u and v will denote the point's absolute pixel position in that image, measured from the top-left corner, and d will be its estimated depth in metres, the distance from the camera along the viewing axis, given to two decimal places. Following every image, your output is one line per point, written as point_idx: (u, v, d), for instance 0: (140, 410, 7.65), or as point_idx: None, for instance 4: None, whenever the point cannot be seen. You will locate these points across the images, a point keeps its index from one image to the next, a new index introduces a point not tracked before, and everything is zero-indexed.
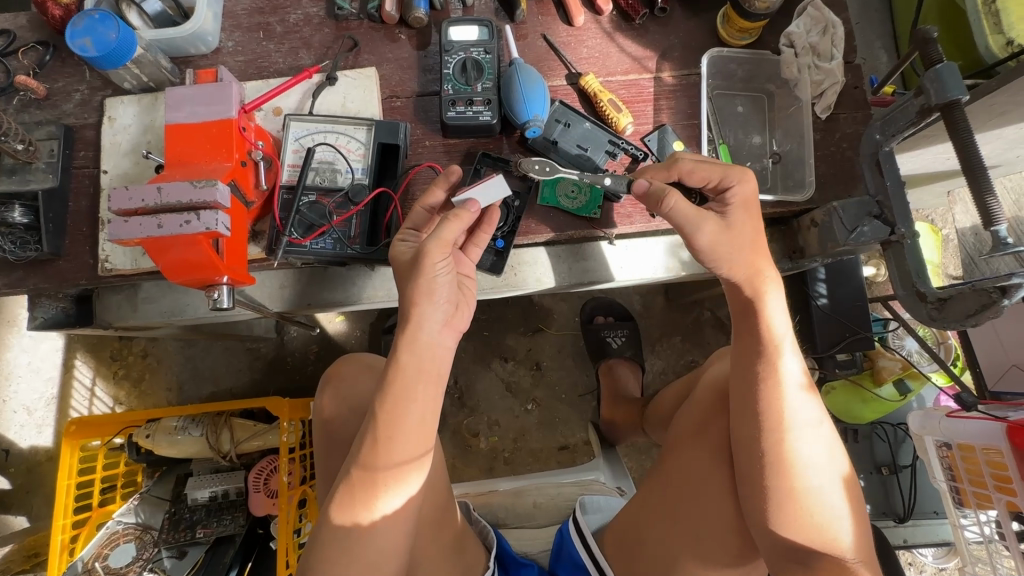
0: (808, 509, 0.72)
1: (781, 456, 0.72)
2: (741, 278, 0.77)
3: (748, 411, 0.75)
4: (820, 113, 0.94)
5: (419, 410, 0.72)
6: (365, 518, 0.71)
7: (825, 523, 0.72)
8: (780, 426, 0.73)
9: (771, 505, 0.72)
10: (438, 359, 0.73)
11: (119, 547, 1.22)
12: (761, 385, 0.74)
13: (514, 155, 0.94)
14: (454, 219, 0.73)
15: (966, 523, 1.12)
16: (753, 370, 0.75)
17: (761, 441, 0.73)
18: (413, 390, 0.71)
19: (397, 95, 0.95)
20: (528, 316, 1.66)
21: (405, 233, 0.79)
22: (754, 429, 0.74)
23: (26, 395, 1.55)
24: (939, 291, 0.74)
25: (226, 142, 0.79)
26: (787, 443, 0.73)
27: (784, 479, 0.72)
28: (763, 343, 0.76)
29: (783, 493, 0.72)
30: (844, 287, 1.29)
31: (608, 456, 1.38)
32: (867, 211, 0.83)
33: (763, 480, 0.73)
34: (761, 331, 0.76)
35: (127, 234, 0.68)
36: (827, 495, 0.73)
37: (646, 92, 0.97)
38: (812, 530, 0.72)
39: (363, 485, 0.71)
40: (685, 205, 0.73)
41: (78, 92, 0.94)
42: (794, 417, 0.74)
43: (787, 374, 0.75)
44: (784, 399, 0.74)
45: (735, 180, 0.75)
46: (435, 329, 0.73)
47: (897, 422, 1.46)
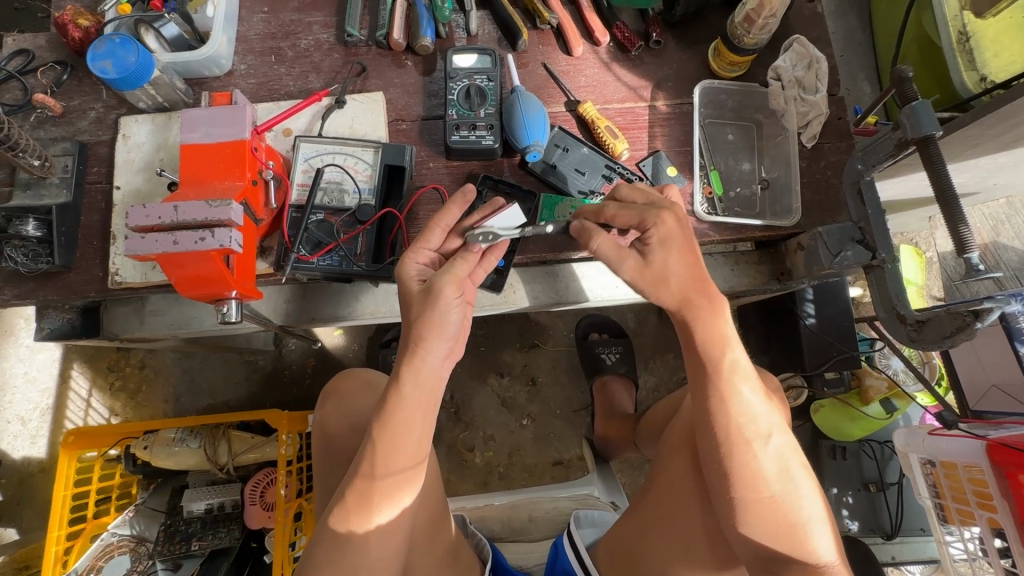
0: (777, 519, 0.72)
1: (742, 470, 0.72)
2: (677, 301, 0.77)
3: (705, 427, 0.75)
4: (807, 142, 0.99)
5: (416, 430, 0.74)
6: (360, 528, 0.72)
7: (797, 531, 0.72)
8: (733, 438, 0.73)
9: (740, 516, 0.73)
10: (434, 385, 0.75)
11: (113, 560, 1.21)
12: (713, 400, 0.74)
13: (515, 177, 0.98)
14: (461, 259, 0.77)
15: (951, 540, 1.15)
16: (706, 387, 0.75)
17: (720, 455, 0.73)
18: (408, 414, 0.73)
19: (403, 118, 0.99)
20: (524, 332, 1.69)
21: (420, 252, 0.81)
22: (711, 443, 0.74)
23: (21, 406, 1.55)
24: (917, 313, 0.78)
25: (239, 162, 0.82)
26: (746, 455, 0.73)
27: (747, 490, 0.72)
28: (713, 358, 0.75)
29: (747, 505, 0.72)
30: (830, 308, 1.35)
31: (603, 471, 1.40)
32: (849, 237, 0.87)
33: (728, 493, 0.73)
34: (706, 348, 0.75)
35: (143, 250, 0.71)
36: (798, 503, 0.73)
37: (642, 120, 1.01)
38: (785, 540, 0.72)
39: (360, 499, 0.72)
40: (606, 246, 0.79)
41: (93, 110, 0.97)
42: (750, 428, 0.73)
43: (741, 385, 0.74)
44: (738, 411, 0.73)
45: (654, 223, 0.77)
46: (438, 359, 0.75)
47: (884, 440, 1.49)
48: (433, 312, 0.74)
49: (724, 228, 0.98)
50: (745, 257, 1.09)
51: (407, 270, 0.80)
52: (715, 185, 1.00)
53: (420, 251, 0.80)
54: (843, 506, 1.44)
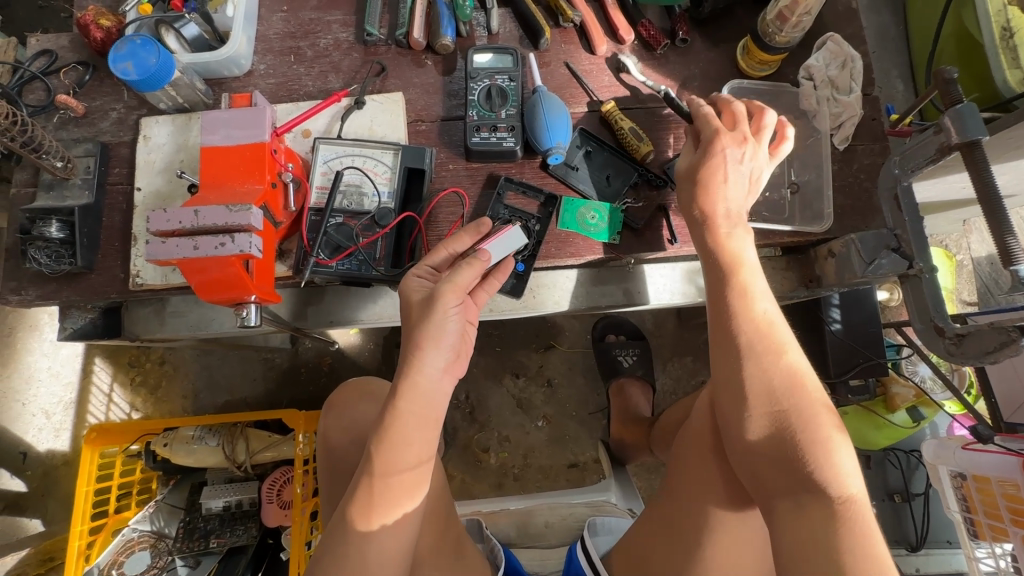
0: (786, 438, 0.67)
1: (796, 457, 0.66)
2: (699, 210, 0.78)
3: (747, 408, 0.70)
4: (839, 144, 0.96)
5: (414, 437, 0.71)
6: (365, 527, 0.71)
7: (810, 454, 0.65)
8: (745, 352, 0.70)
9: (743, 437, 0.70)
10: (429, 394, 0.72)
11: (134, 555, 1.23)
12: (749, 371, 0.70)
13: (536, 179, 0.96)
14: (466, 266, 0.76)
15: (981, 555, 1.11)
16: (745, 356, 0.70)
17: (726, 371, 0.71)
18: (405, 422, 0.70)
19: (422, 119, 0.98)
20: (541, 332, 1.67)
21: (421, 268, 0.79)
22: (720, 362, 0.73)
23: (45, 399, 1.58)
24: (957, 326, 0.75)
25: (258, 164, 0.81)
26: (758, 371, 0.69)
27: (751, 406, 0.69)
28: (752, 325, 0.71)
29: (752, 421, 0.69)
30: (856, 314, 1.31)
31: (620, 476, 1.38)
32: (884, 244, 0.84)
33: (733, 412, 0.70)
34: (721, 251, 0.76)
35: (163, 255, 0.70)
36: (810, 422, 0.67)
37: (667, 120, 0.98)
38: (797, 466, 0.66)
39: (361, 500, 0.71)
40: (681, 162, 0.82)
41: (114, 111, 0.97)
42: (795, 403, 0.68)
43: (784, 355, 0.70)
44: (781, 383, 0.68)
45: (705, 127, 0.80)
46: (429, 370, 0.71)
47: (910, 449, 1.44)
48: (433, 321, 0.72)
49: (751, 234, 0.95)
50: (771, 263, 1.06)
51: (408, 281, 0.79)
52: None
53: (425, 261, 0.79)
54: None
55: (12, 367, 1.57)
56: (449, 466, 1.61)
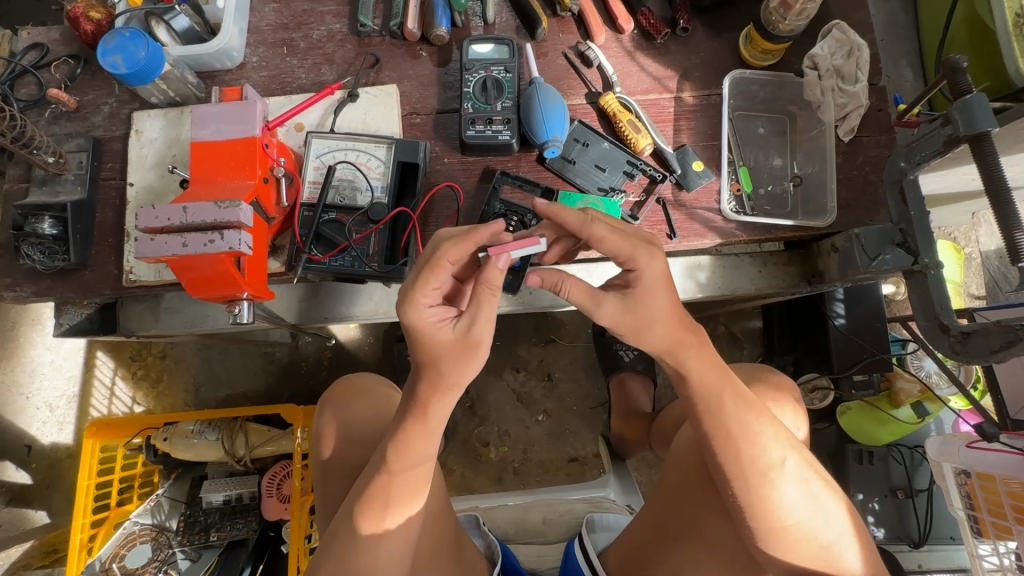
0: (799, 544, 0.70)
1: (760, 505, 0.69)
2: (662, 348, 0.72)
3: (713, 464, 0.72)
4: (843, 136, 0.93)
5: (429, 446, 0.71)
6: (370, 530, 0.71)
7: (822, 546, 0.70)
8: (748, 475, 0.70)
9: (763, 545, 0.71)
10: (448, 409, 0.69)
11: (136, 548, 1.23)
12: (734, 476, 0.70)
13: (533, 173, 0.94)
14: (486, 290, 0.68)
15: (984, 553, 1.08)
16: (704, 420, 0.72)
17: (734, 492, 0.71)
18: (420, 434, 0.69)
19: (417, 112, 0.96)
20: (542, 326, 1.66)
21: (427, 295, 0.67)
22: (723, 482, 0.71)
23: (49, 393, 1.59)
24: (963, 324, 0.73)
25: (249, 159, 0.80)
26: (766, 492, 0.69)
27: (765, 521, 0.70)
28: (706, 396, 0.72)
29: (767, 534, 0.70)
30: (861, 308, 1.29)
31: (620, 471, 1.38)
32: (888, 239, 0.82)
33: (748, 528, 0.71)
34: (703, 388, 0.72)
35: (152, 252, 0.70)
36: (817, 526, 0.70)
37: (667, 112, 0.96)
38: (815, 561, 0.70)
39: (377, 498, 0.71)
40: (578, 293, 0.71)
41: (107, 105, 0.96)
42: (760, 457, 0.70)
43: (744, 417, 0.71)
44: (746, 440, 0.70)
45: (644, 264, 0.70)
46: (450, 388, 0.68)
47: (914, 445, 1.42)
48: (469, 365, 0.67)
49: (752, 228, 0.93)
50: (773, 258, 1.04)
51: (422, 317, 0.67)
52: (744, 182, 0.95)
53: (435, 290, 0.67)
54: (868, 512, 1.39)
55: (16, 360, 1.58)
56: (449, 460, 1.61)
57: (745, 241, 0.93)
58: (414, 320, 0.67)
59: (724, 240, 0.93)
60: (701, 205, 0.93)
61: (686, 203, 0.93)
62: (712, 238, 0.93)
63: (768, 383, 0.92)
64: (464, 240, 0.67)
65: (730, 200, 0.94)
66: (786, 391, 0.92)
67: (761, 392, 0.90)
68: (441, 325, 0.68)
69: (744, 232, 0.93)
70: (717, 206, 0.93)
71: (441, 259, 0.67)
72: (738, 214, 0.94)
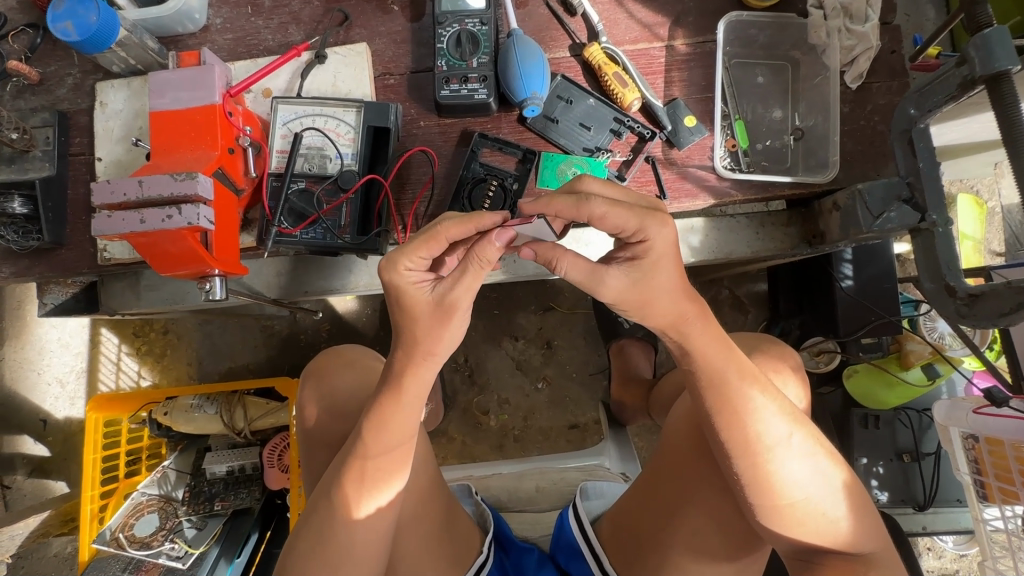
0: (802, 521, 0.68)
1: (762, 481, 0.67)
2: (664, 324, 0.66)
3: (715, 441, 0.69)
4: (850, 83, 0.85)
5: (405, 420, 0.69)
6: (357, 512, 0.71)
7: (828, 523, 0.67)
8: (751, 452, 0.67)
9: (765, 520, 0.69)
10: (423, 380, 0.68)
11: (144, 518, 1.26)
12: (735, 453, 0.67)
13: (513, 135, 0.89)
14: (477, 263, 0.61)
15: (990, 517, 1.07)
16: (706, 397, 0.68)
17: (735, 468, 0.68)
18: (402, 411, 0.68)
19: (390, 72, 0.90)
20: (539, 294, 1.63)
21: (417, 262, 0.62)
22: (723, 457, 0.69)
23: (59, 368, 1.60)
24: (970, 286, 0.67)
25: (209, 129, 0.77)
26: (768, 469, 0.67)
27: (767, 497, 0.67)
28: (712, 372, 0.67)
29: (769, 510, 0.68)
30: (870, 268, 1.23)
31: (617, 437, 1.37)
32: (895, 195, 0.76)
33: (749, 504, 0.69)
34: (704, 362, 0.68)
35: (110, 230, 0.68)
36: (824, 502, 0.67)
37: (657, 63, 0.89)
38: (819, 536, 0.68)
39: (356, 474, 0.71)
40: (576, 273, 0.63)
41: (70, 76, 0.93)
42: (766, 435, 0.66)
43: (750, 394, 0.67)
44: (751, 417, 0.67)
45: (654, 233, 0.60)
46: (427, 358, 0.66)
47: (922, 409, 1.38)
48: (443, 330, 0.64)
49: (748, 186, 0.87)
50: (771, 219, 0.98)
51: (403, 279, 0.63)
52: (740, 138, 0.90)
53: (424, 259, 0.61)
54: (872, 476, 1.36)
55: (24, 339, 1.60)
56: (449, 429, 1.61)
57: (740, 201, 0.87)
58: (395, 279, 0.63)
59: (718, 200, 0.88)
60: (694, 162, 0.87)
61: (677, 160, 0.88)
62: (705, 199, 0.87)
63: (768, 353, 0.87)
64: (466, 221, 0.61)
65: (723, 156, 0.89)
66: (788, 360, 0.87)
67: (763, 363, 0.85)
68: (422, 287, 0.64)
69: (739, 190, 0.87)
70: (710, 164, 0.87)
71: (438, 234, 0.61)
72: (732, 171, 0.88)
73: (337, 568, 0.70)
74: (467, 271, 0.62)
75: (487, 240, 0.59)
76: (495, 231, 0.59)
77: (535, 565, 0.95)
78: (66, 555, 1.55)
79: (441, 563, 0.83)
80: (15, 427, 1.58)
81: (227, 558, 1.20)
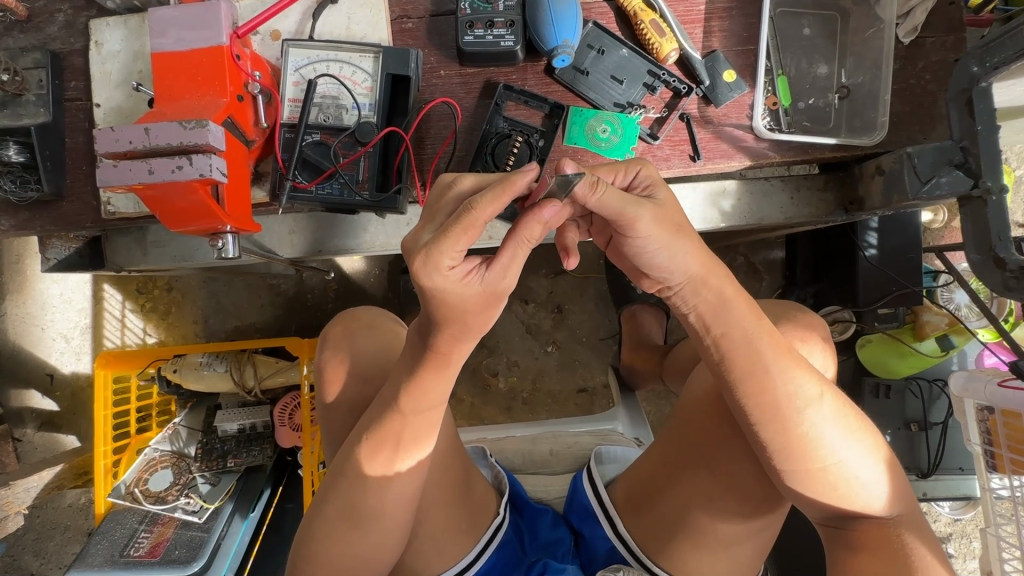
0: (833, 486, 0.66)
1: (796, 444, 0.65)
2: (689, 288, 0.65)
3: (745, 407, 0.66)
4: (903, 38, 0.80)
5: (429, 387, 0.67)
6: (381, 475, 0.70)
7: (860, 488, 0.66)
8: (781, 415, 0.65)
9: (795, 485, 0.67)
10: (462, 350, 0.65)
11: (158, 473, 1.26)
12: (767, 417, 0.65)
13: (540, 87, 0.83)
14: (519, 241, 0.57)
15: (997, 486, 1.08)
16: (734, 365, 0.66)
17: (766, 433, 0.66)
18: (435, 378, 0.66)
19: (408, 15, 0.83)
20: (552, 257, 1.60)
21: (455, 256, 0.55)
22: (755, 424, 0.66)
23: (62, 324, 1.57)
24: (1022, 258, 0.65)
25: (217, 73, 0.72)
26: (800, 431, 0.65)
27: (798, 462, 0.66)
28: (738, 339, 0.65)
29: (801, 476, 0.66)
30: (896, 238, 1.20)
31: (627, 401, 1.37)
32: (946, 159, 0.72)
33: (779, 469, 0.67)
34: (729, 327, 0.65)
35: (116, 180, 0.64)
36: (855, 465, 0.66)
37: (697, 11, 0.83)
38: (851, 501, 0.67)
39: (384, 443, 0.70)
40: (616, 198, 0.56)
41: (61, 13, 0.86)
42: (796, 397, 0.65)
43: (781, 359, 0.65)
44: (779, 381, 0.65)
45: (641, 168, 0.64)
46: (470, 335, 0.63)
47: (933, 378, 1.38)
48: (485, 312, 0.59)
49: (787, 148, 0.82)
50: (807, 182, 0.94)
51: (448, 280, 0.55)
52: (781, 95, 0.84)
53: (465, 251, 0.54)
54: None
55: (26, 293, 1.56)
56: (457, 390, 1.61)
57: (778, 163, 0.83)
58: (439, 283, 0.55)
59: (755, 162, 0.83)
60: (730, 120, 0.83)
61: (714, 119, 0.83)
62: (741, 160, 0.82)
63: (795, 322, 0.84)
64: (502, 195, 0.53)
65: (763, 115, 0.84)
66: (815, 330, 0.85)
67: (787, 332, 0.83)
68: (468, 280, 0.56)
69: (777, 152, 0.82)
70: (748, 123, 0.83)
71: (477, 221, 0.53)
72: (772, 131, 0.83)
73: (367, 528, 0.71)
74: (514, 254, 0.57)
75: (535, 215, 0.55)
76: (545, 207, 0.55)
77: (549, 525, 0.96)
78: (81, 506, 1.57)
79: (460, 521, 0.84)
80: (21, 381, 1.56)
81: (241, 514, 1.21)
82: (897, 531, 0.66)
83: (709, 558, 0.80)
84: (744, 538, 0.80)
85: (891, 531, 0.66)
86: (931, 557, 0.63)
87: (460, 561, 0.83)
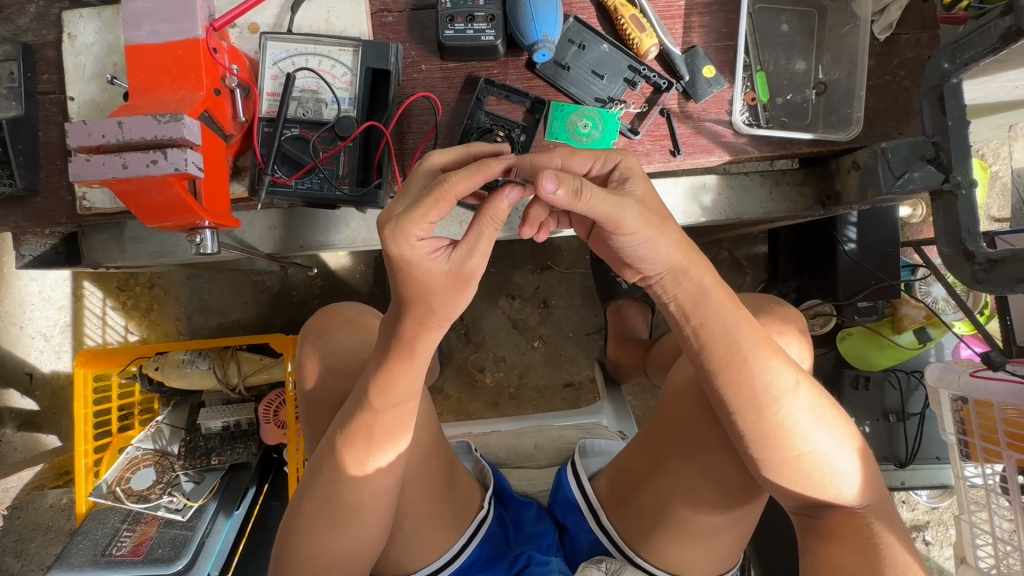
0: (808, 473, 0.68)
1: (771, 432, 0.66)
2: (667, 281, 0.66)
3: (723, 397, 0.67)
4: (878, 34, 0.82)
5: (404, 381, 0.67)
6: (359, 470, 0.70)
7: (834, 477, 0.68)
8: (758, 404, 0.66)
9: (772, 473, 0.68)
10: (433, 341, 0.65)
11: (140, 471, 1.25)
12: (743, 406, 0.66)
13: (521, 82, 0.84)
14: (487, 223, 0.57)
15: (971, 474, 1.10)
16: (711, 355, 0.67)
17: (743, 421, 0.67)
18: (405, 370, 0.66)
19: (389, 9, 0.83)
20: (538, 253, 1.60)
21: (422, 228, 0.56)
22: (733, 413, 0.67)
23: (41, 322, 1.54)
24: (990, 251, 0.67)
25: (193, 66, 0.71)
26: (775, 419, 0.66)
27: (774, 450, 0.67)
28: (718, 330, 0.66)
29: (777, 464, 0.67)
30: (875, 232, 1.22)
31: (612, 395, 1.38)
32: (919, 154, 0.73)
33: (755, 458, 0.68)
34: (709, 318, 0.66)
35: (90, 175, 0.63)
36: (830, 453, 0.67)
37: (676, 7, 0.83)
38: (824, 490, 0.68)
39: (360, 438, 0.69)
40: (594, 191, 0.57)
41: (33, 4, 0.84)
42: (772, 386, 0.66)
43: (758, 349, 0.66)
44: (756, 371, 0.66)
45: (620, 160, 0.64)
46: (440, 321, 0.62)
47: (911, 370, 1.41)
48: (456, 297, 0.60)
49: (766, 143, 0.83)
50: (786, 177, 0.95)
51: (415, 251, 0.56)
52: (760, 91, 0.85)
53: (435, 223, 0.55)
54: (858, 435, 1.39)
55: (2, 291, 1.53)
56: (444, 386, 1.61)
57: (757, 158, 0.84)
58: (406, 252, 0.56)
59: (734, 157, 0.84)
60: (710, 116, 0.83)
61: (694, 114, 0.83)
62: (720, 155, 0.83)
63: (772, 314, 0.86)
64: (474, 174, 0.55)
65: (742, 111, 0.85)
66: (792, 322, 0.86)
67: (766, 324, 0.84)
68: (435, 257, 0.57)
69: (756, 147, 0.83)
70: (728, 118, 0.83)
71: (446, 193, 0.54)
72: (751, 127, 0.84)
73: (346, 523, 0.71)
74: (479, 234, 0.58)
75: (499, 196, 0.55)
76: (506, 188, 0.55)
77: (533, 519, 0.96)
78: (62, 506, 1.55)
79: (442, 515, 0.84)
80: None
81: (226, 512, 1.19)
82: (867, 520, 0.68)
83: (688, 548, 0.81)
84: (722, 529, 0.81)
85: (861, 520, 0.68)
86: (898, 545, 0.65)
87: (442, 554, 0.84)
